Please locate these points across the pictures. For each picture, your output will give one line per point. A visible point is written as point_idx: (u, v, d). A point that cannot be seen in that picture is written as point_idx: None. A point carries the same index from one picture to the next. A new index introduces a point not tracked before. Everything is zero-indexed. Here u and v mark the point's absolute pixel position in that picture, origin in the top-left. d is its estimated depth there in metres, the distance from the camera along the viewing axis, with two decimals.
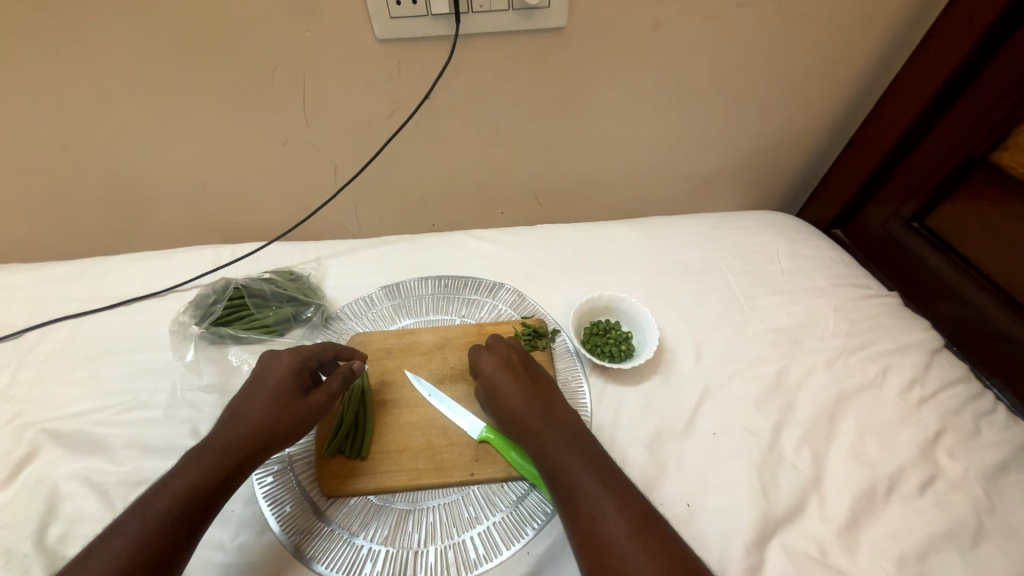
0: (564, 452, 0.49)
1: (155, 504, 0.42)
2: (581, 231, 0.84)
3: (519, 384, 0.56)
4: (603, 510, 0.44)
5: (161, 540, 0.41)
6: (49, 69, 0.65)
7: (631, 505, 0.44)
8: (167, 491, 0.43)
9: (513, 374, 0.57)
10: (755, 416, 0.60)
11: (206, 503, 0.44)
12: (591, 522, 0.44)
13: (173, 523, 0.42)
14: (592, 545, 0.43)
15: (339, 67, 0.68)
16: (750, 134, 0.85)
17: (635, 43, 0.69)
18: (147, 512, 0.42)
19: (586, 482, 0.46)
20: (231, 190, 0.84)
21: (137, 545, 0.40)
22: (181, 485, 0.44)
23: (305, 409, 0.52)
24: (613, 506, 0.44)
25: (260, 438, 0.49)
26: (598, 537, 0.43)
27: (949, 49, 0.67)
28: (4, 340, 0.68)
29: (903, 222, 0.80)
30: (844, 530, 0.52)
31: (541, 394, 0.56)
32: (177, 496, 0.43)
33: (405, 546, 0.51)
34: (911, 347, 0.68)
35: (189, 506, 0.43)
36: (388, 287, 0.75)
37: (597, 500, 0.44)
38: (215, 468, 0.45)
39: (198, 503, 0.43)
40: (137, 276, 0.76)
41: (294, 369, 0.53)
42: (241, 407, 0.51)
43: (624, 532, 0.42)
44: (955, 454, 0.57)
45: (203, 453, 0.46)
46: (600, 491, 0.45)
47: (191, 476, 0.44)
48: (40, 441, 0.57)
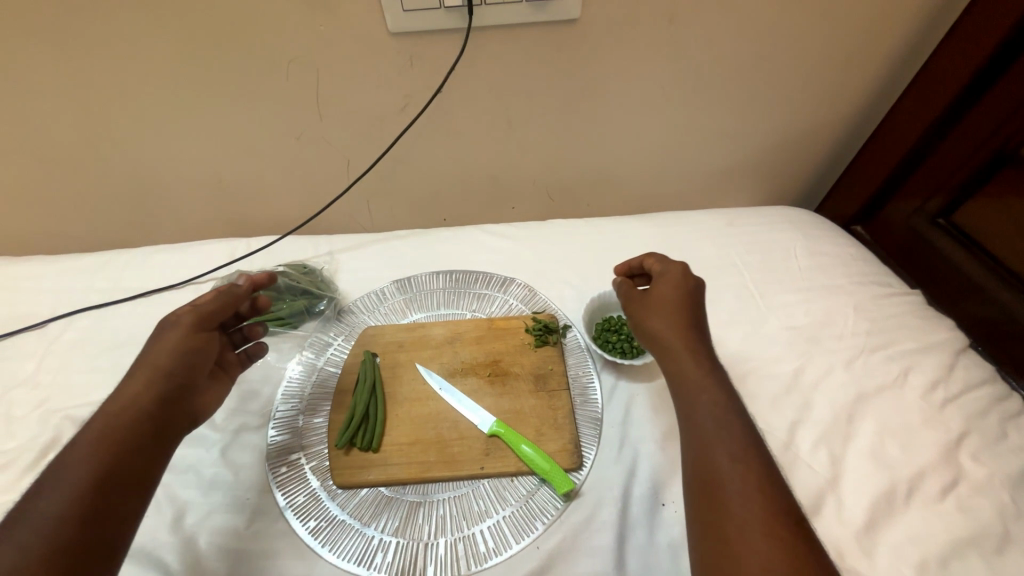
0: (696, 389, 0.49)
1: (79, 455, 0.42)
2: (593, 226, 0.83)
3: (693, 316, 0.54)
4: (724, 454, 0.43)
5: (92, 499, 0.40)
6: (72, 65, 0.66)
7: (750, 454, 0.43)
8: (85, 441, 0.43)
9: (679, 299, 0.55)
10: (771, 415, 0.59)
11: (133, 448, 0.44)
12: (710, 466, 0.43)
13: (102, 469, 0.42)
14: (703, 482, 0.43)
15: (353, 61, 0.68)
16: (768, 127, 0.83)
17: (650, 35, 0.68)
18: (61, 484, 0.40)
19: (710, 422, 0.46)
20: (247, 184, 0.85)
21: (69, 493, 0.40)
22: (98, 434, 0.44)
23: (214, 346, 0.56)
24: (729, 453, 0.43)
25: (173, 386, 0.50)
26: (714, 476, 0.43)
27: (979, 39, 0.65)
28: (29, 329, 0.70)
29: (927, 219, 0.78)
30: (862, 533, 0.51)
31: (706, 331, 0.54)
32: (103, 445, 0.43)
33: (416, 538, 0.52)
34: (934, 346, 0.66)
35: (112, 451, 0.43)
36: (400, 281, 0.76)
37: (715, 443, 0.44)
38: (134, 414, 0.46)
39: (120, 456, 0.43)
40: (156, 268, 0.78)
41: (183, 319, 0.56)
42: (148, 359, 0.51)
43: (739, 478, 0.41)
44: (980, 457, 0.56)
45: (114, 405, 0.46)
46: (722, 437, 0.44)
47: (109, 424, 0.45)
48: (63, 428, 0.58)
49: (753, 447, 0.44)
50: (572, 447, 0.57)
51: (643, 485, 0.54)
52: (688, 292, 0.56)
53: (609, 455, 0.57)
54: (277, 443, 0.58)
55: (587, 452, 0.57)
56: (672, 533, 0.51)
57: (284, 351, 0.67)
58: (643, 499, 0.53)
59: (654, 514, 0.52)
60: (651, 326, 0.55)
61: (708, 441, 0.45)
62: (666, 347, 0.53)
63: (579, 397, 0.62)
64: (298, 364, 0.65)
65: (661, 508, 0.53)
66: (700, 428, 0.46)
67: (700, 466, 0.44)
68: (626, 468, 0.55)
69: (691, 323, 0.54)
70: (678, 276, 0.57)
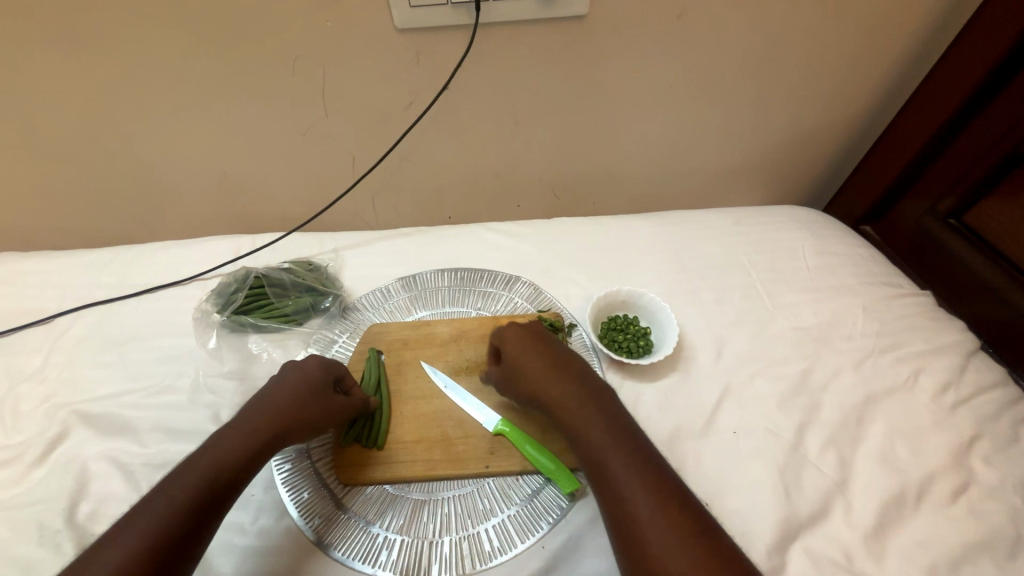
0: (584, 428, 0.46)
1: (192, 472, 0.44)
2: (599, 225, 0.83)
3: (568, 369, 0.52)
4: (633, 485, 0.41)
5: (185, 515, 0.41)
6: (79, 60, 0.66)
7: (651, 474, 0.42)
8: (189, 473, 0.44)
9: (546, 357, 0.53)
10: (778, 417, 0.59)
11: (225, 490, 0.44)
12: (624, 502, 0.41)
13: (195, 506, 0.42)
14: (624, 523, 0.40)
15: (360, 58, 0.68)
16: (777, 125, 0.82)
17: (658, 32, 0.67)
18: (171, 490, 0.42)
19: (617, 464, 0.43)
20: (253, 181, 0.85)
21: (156, 523, 0.40)
22: (204, 466, 0.44)
23: (332, 403, 0.54)
24: (645, 492, 0.41)
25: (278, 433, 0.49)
26: (629, 513, 0.40)
27: (995, 35, 0.63)
28: (37, 324, 0.71)
29: (938, 219, 0.77)
30: (871, 536, 0.50)
31: (577, 369, 0.52)
32: (201, 481, 0.43)
33: (421, 536, 0.51)
34: (945, 348, 0.65)
35: (213, 488, 0.43)
36: (405, 278, 0.75)
37: (626, 484, 0.41)
38: (240, 453, 0.46)
39: (224, 480, 0.44)
40: (163, 264, 0.78)
41: (321, 365, 0.56)
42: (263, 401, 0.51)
43: (649, 504, 0.40)
44: (992, 460, 0.55)
45: (241, 427, 0.48)
46: (626, 465, 0.43)
47: (216, 459, 0.45)
48: (70, 422, 0.59)
49: (663, 480, 0.42)
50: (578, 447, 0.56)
51: None
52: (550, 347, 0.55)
53: None
54: None
55: None
56: None
57: (289, 348, 0.67)
58: None
59: None
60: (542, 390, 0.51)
61: (620, 486, 0.42)
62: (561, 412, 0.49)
63: None
64: None
65: None
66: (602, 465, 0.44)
67: (615, 504, 0.41)
68: None
69: (572, 378, 0.51)
70: (519, 332, 0.56)
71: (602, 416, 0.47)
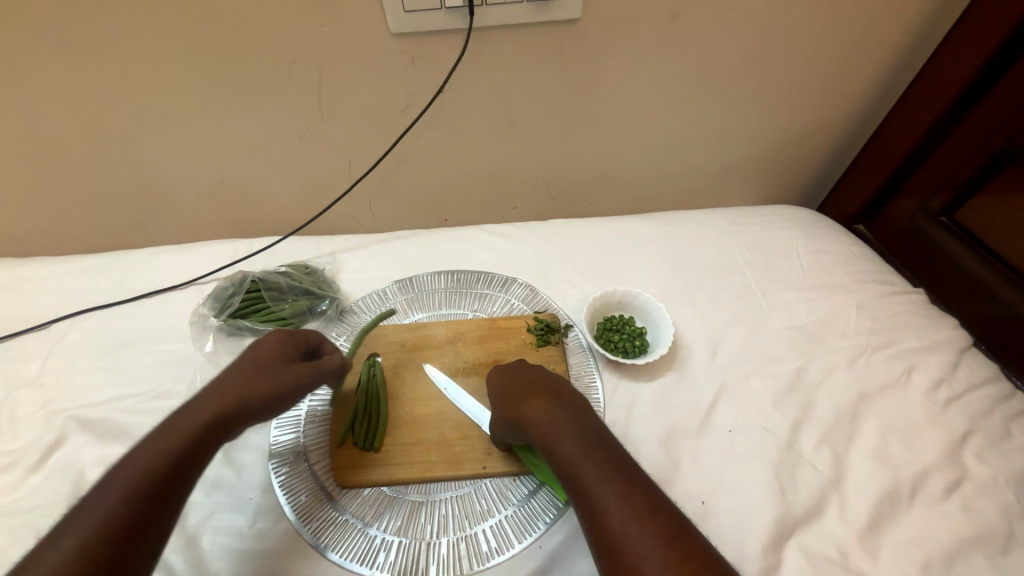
0: (558, 442, 0.45)
1: (139, 459, 0.43)
2: (594, 226, 0.83)
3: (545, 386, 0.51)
4: (608, 494, 0.41)
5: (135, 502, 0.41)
6: (75, 66, 0.66)
7: (627, 481, 0.42)
8: (139, 459, 0.43)
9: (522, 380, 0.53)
10: (774, 415, 0.59)
11: (175, 475, 0.44)
12: (600, 512, 0.40)
13: (143, 493, 0.41)
14: (602, 535, 0.40)
15: (354, 61, 0.68)
16: (770, 126, 0.83)
17: (651, 34, 0.68)
18: (122, 478, 0.42)
19: (590, 474, 0.42)
20: (250, 185, 0.85)
21: (109, 512, 0.40)
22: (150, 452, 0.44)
23: (287, 376, 0.53)
24: (617, 500, 0.40)
25: (231, 411, 0.49)
26: (606, 523, 0.39)
27: (982, 36, 0.65)
28: (34, 330, 0.71)
29: (930, 217, 0.78)
30: (866, 532, 0.50)
31: (555, 384, 0.52)
32: (147, 466, 0.43)
33: (418, 537, 0.52)
34: (938, 345, 0.65)
35: (156, 474, 0.43)
36: (401, 281, 0.76)
37: (599, 493, 0.41)
38: (191, 434, 0.46)
39: (174, 465, 0.44)
40: (160, 269, 0.78)
41: (279, 344, 0.56)
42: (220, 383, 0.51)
43: (625, 512, 0.39)
44: (985, 456, 0.55)
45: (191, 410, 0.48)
46: (601, 474, 0.42)
47: (165, 440, 0.45)
48: (67, 428, 0.59)
49: (637, 488, 0.41)
50: None
51: None
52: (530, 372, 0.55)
53: None
54: (279, 442, 0.58)
55: None
56: None
57: None
58: None
59: None
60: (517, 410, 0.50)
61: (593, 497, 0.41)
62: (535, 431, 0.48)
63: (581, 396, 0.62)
64: None
65: None
66: (577, 477, 0.43)
67: (592, 516, 0.41)
68: None
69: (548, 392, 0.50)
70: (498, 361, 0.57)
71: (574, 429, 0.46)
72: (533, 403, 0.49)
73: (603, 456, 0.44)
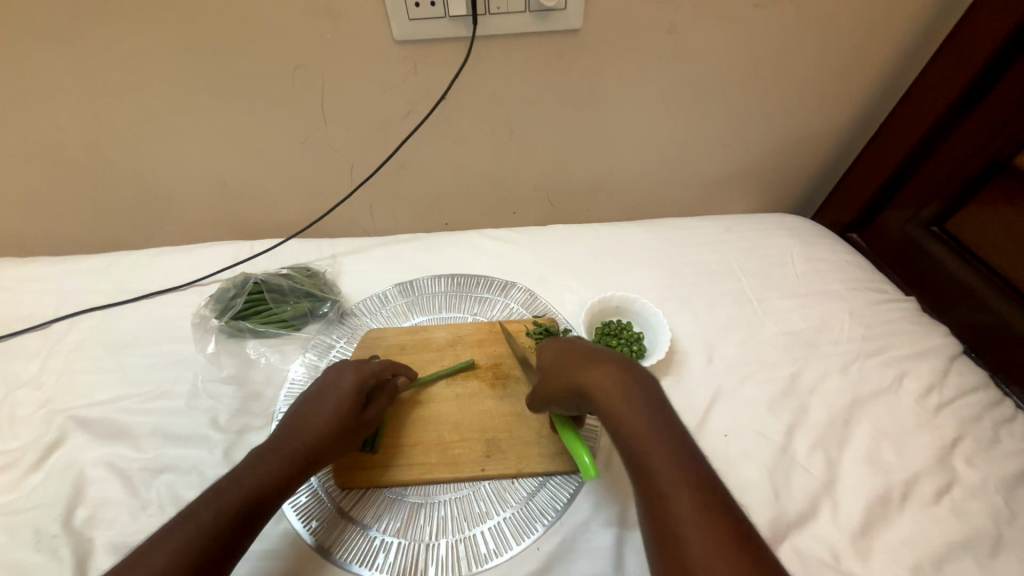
0: (612, 416, 0.43)
1: (237, 489, 0.45)
2: (592, 232, 0.84)
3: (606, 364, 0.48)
4: (664, 471, 0.39)
5: (227, 533, 0.42)
6: (81, 69, 0.67)
7: (684, 463, 0.39)
8: (238, 489, 0.45)
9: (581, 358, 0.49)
10: (768, 419, 0.60)
11: (247, 518, 0.44)
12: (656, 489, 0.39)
13: (216, 536, 0.41)
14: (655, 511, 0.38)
15: (358, 68, 0.69)
16: (766, 135, 0.84)
17: (650, 45, 0.69)
18: (218, 505, 0.43)
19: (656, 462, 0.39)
20: (252, 188, 0.86)
21: (204, 537, 0.41)
22: (225, 489, 0.45)
23: (364, 422, 0.55)
24: (682, 496, 0.37)
25: (309, 457, 0.50)
26: (661, 493, 0.38)
27: (973, 49, 0.66)
28: (34, 329, 0.71)
29: (921, 226, 0.79)
30: (858, 535, 0.51)
31: (607, 354, 0.49)
32: (244, 498, 0.45)
33: (417, 539, 0.52)
34: (929, 352, 0.67)
35: (235, 516, 0.43)
36: (402, 284, 0.76)
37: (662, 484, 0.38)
38: (271, 479, 0.47)
39: (263, 502, 0.46)
40: (161, 270, 0.79)
41: (359, 383, 0.56)
42: (302, 422, 0.53)
43: (681, 493, 0.38)
44: (974, 461, 0.56)
45: (283, 451, 0.50)
46: (657, 451, 0.40)
47: (262, 476, 0.47)
48: (67, 428, 0.59)
49: (706, 484, 0.38)
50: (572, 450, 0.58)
51: None
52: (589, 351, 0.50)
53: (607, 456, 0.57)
54: None
55: None
56: None
57: (287, 353, 0.67)
58: None
59: None
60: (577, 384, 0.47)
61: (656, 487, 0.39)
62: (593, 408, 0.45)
63: None
64: (300, 365, 0.66)
65: None
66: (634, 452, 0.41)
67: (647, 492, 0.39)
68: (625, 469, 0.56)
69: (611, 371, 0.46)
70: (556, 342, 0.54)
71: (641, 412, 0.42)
72: (585, 377, 0.47)
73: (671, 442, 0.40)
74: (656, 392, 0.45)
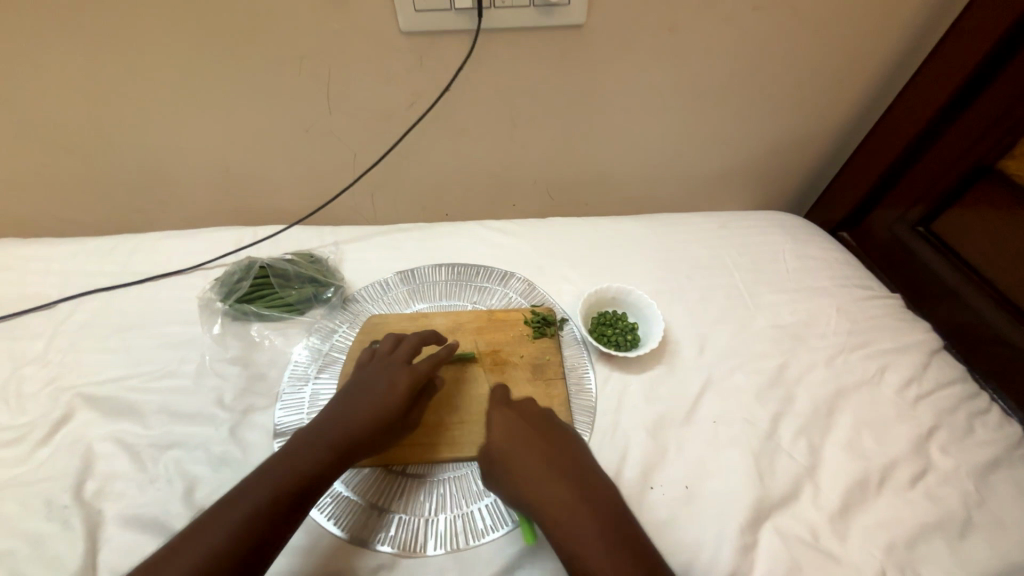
0: (532, 470, 0.51)
1: (275, 476, 0.48)
2: (590, 225, 0.86)
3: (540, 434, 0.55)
4: (581, 512, 0.48)
5: (268, 517, 0.45)
6: (89, 52, 0.68)
7: (596, 500, 0.49)
8: (275, 477, 0.48)
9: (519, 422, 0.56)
10: (755, 407, 0.63)
11: (295, 503, 0.47)
12: (575, 531, 0.46)
13: (263, 517, 0.45)
14: (570, 552, 0.46)
15: (364, 58, 0.70)
16: (762, 133, 0.86)
17: (651, 43, 0.71)
18: (258, 493, 0.46)
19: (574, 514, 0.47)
20: (255, 175, 0.87)
21: (247, 521, 0.45)
22: (279, 474, 0.48)
23: (407, 422, 0.57)
24: (595, 537, 0.46)
25: (352, 447, 0.52)
26: (580, 543, 0.46)
27: (963, 55, 0.68)
28: (39, 309, 0.72)
29: (908, 227, 0.82)
30: (836, 517, 0.54)
31: (529, 409, 0.58)
32: (282, 486, 0.47)
33: (417, 514, 0.54)
34: (911, 346, 0.69)
35: (286, 501, 0.47)
36: (403, 272, 0.78)
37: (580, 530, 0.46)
38: (313, 468, 0.49)
39: (303, 490, 0.48)
40: (165, 254, 0.80)
41: (407, 384, 0.57)
42: (345, 412, 0.54)
43: (595, 530, 0.46)
44: (948, 450, 0.59)
45: (325, 441, 0.51)
46: (574, 496, 0.49)
47: (300, 465, 0.49)
48: (75, 404, 0.60)
49: (618, 530, 0.47)
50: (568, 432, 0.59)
51: (634, 468, 0.57)
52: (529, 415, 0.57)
53: (601, 440, 0.60)
54: (284, 422, 0.60)
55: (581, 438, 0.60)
56: (658, 514, 0.54)
57: (291, 337, 0.69)
58: (633, 481, 0.56)
59: (643, 496, 0.55)
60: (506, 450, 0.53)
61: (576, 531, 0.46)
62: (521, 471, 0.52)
63: (574, 385, 0.65)
64: (304, 348, 0.68)
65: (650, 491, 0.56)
66: (552, 500, 0.49)
67: (564, 536, 0.47)
68: (617, 452, 0.59)
69: (545, 443, 0.54)
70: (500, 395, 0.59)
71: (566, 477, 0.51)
72: (505, 433, 0.54)
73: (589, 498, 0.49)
74: (575, 447, 0.55)
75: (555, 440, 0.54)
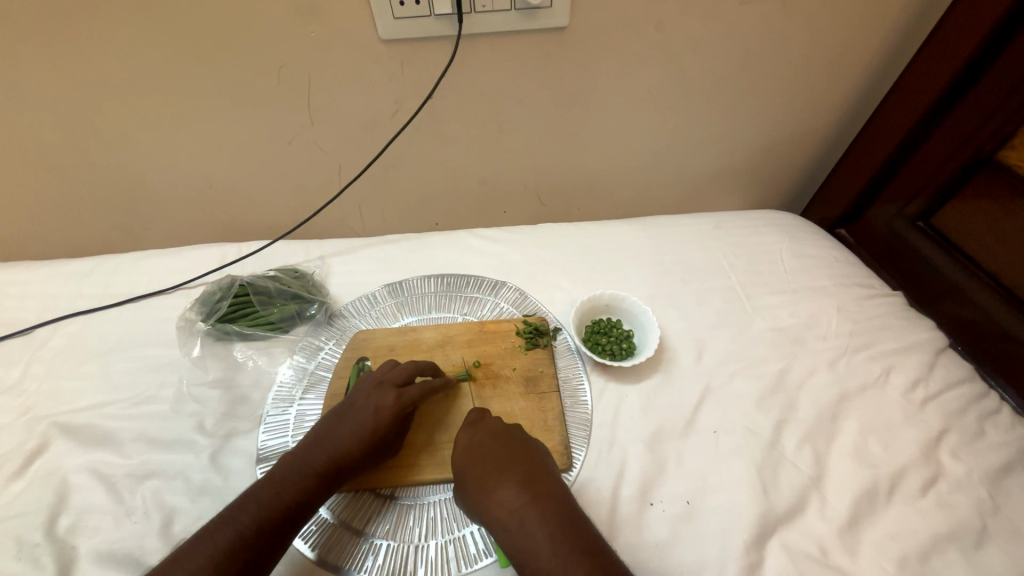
0: (484, 474, 0.51)
1: (263, 497, 0.48)
2: (583, 230, 0.84)
3: (496, 446, 0.53)
4: (533, 519, 0.47)
5: (251, 539, 0.45)
6: (59, 70, 0.66)
7: (551, 502, 0.48)
8: (259, 499, 0.47)
9: (478, 434, 0.55)
10: (757, 415, 0.60)
11: (280, 526, 0.47)
12: (528, 534, 0.47)
13: (247, 541, 0.45)
14: (524, 559, 0.46)
15: (343, 66, 0.68)
16: (754, 131, 0.84)
17: (637, 42, 0.69)
18: (240, 516, 0.46)
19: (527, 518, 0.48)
20: (239, 189, 0.85)
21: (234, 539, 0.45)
22: (264, 498, 0.47)
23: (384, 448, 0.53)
24: (548, 536, 0.46)
25: (331, 472, 0.50)
26: (528, 544, 0.46)
27: (958, 43, 0.66)
28: (16, 335, 0.70)
29: (907, 221, 0.80)
30: (846, 530, 0.52)
31: (494, 427, 0.55)
32: (265, 507, 0.47)
33: (407, 540, 0.52)
34: (916, 346, 0.67)
35: (270, 526, 0.46)
36: (391, 285, 0.76)
37: (534, 532, 0.46)
38: (298, 490, 0.49)
39: (286, 511, 0.47)
40: (147, 274, 0.78)
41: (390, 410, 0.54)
42: (332, 441, 0.52)
43: (545, 530, 0.46)
44: (959, 455, 0.57)
45: (307, 469, 0.50)
46: (527, 500, 0.49)
47: (280, 490, 0.48)
48: (50, 434, 0.58)
49: (573, 527, 0.46)
50: (563, 448, 0.57)
51: (631, 485, 0.55)
52: (498, 430, 0.55)
53: (598, 455, 0.57)
54: (268, 446, 0.58)
55: (577, 453, 0.58)
56: (657, 532, 0.52)
57: (275, 356, 0.67)
58: (631, 498, 0.54)
59: (642, 513, 0.53)
60: (463, 462, 0.53)
61: (529, 534, 0.47)
62: (480, 479, 0.51)
63: (569, 398, 0.62)
64: (288, 368, 0.65)
65: (649, 507, 0.53)
66: (505, 509, 0.49)
67: (518, 541, 0.47)
68: (615, 468, 0.56)
69: (502, 451, 0.53)
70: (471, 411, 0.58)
71: (519, 483, 0.50)
72: (463, 453, 0.53)
73: (544, 499, 0.49)
74: (537, 447, 0.55)
75: (512, 449, 0.53)
